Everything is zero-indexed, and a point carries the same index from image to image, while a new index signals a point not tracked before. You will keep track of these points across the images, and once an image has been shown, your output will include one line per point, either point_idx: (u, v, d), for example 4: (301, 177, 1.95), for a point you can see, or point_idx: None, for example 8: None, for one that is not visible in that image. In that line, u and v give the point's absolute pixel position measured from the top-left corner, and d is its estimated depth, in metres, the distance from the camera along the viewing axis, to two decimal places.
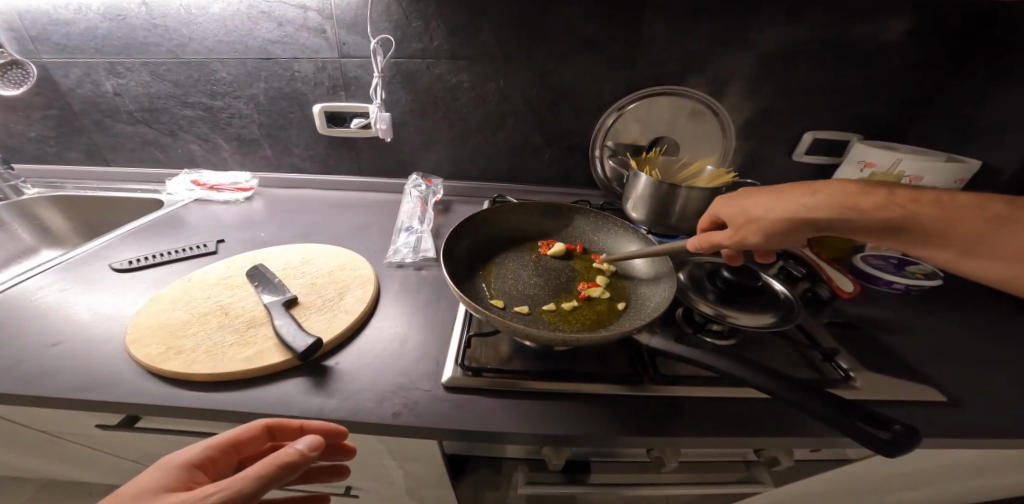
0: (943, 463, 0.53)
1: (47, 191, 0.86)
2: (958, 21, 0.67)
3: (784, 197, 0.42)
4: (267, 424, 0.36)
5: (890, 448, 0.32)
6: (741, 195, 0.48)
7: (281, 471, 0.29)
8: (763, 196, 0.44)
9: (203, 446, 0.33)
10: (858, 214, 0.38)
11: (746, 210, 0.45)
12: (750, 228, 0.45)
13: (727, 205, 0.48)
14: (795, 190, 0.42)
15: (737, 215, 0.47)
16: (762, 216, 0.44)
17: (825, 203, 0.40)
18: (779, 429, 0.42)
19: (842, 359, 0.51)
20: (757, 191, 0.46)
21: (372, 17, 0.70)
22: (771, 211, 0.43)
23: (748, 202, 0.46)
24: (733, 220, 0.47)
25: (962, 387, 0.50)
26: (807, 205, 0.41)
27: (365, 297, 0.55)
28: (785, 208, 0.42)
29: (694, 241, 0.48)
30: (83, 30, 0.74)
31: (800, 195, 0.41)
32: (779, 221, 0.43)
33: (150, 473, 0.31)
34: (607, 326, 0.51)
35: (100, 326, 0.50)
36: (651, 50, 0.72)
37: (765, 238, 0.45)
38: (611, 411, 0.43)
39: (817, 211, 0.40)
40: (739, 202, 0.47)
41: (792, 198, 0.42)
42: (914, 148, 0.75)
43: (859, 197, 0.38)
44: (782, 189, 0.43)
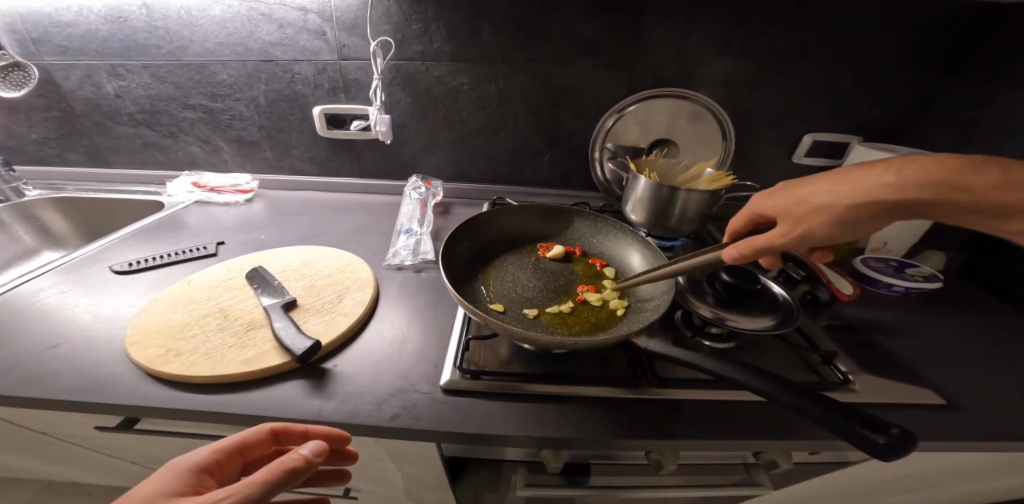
0: (944, 466, 0.52)
1: (49, 192, 0.87)
2: (959, 21, 0.67)
3: (860, 178, 0.36)
4: (273, 428, 0.35)
5: (887, 451, 0.32)
6: (790, 186, 0.42)
7: (287, 475, 0.30)
8: (825, 181, 0.38)
9: (210, 449, 0.34)
10: (966, 193, 0.33)
11: (805, 199, 0.39)
12: (812, 220, 0.39)
13: (775, 198, 0.42)
14: (869, 169, 0.36)
15: (793, 205, 0.40)
16: (830, 202, 0.38)
17: (918, 179, 0.34)
18: (776, 433, 0.42)
19: (841, 362, 0.51)
20: (810, 178, 0.40)
21: (372, 19, 0.70)
22: (840, 197, 0.37)
23: (804, 191, 0.40)
24: (788, 213, 0.40)
25: (963, 390, 0.50)
26: (893, 185, 0.35)
27: (365, 300, 0.55)
28: (860, 191, 0.36)
29: (733, 249, 0.41)
30: (84, 32, 0.74)
31: (878, 175, 0.36)
32: (856, 206, 0.37)
33: (158, 476, 0.32)
34: (606, 329, 0.50)
35: (99, 328, 0.50)
36: (651, 51, 0.72)
37: (831, 229, 0.39)
38: (608, 414, 0.43)
39: (906, 192, 0.34)
40: (793, 190, 0.41)
41: (869, 178, 0.36)
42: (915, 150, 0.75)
43: (966, 169, 0.33)
44: (849, 170, 0.38)
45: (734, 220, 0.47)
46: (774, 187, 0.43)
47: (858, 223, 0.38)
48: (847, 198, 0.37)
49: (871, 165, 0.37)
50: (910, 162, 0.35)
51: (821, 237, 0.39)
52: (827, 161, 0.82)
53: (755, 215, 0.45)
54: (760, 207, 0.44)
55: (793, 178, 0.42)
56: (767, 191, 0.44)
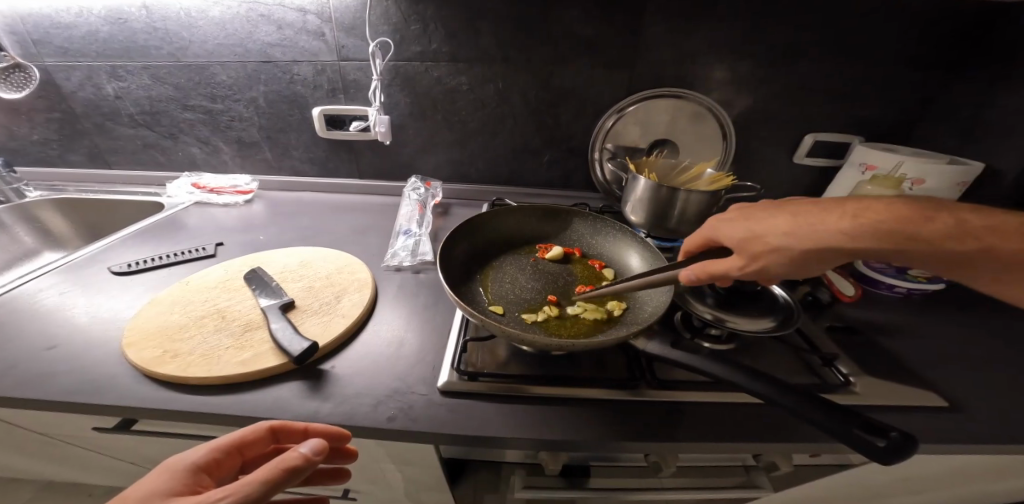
0: (946, 469, 0.52)
1: (50, 194, 0.87)
2: (961, 21, 0.67)
3: (818, 221, 0.38)
4: (272, 426, 0.35)
5: (886, 455, 0.31)
6: (746, 216, 0.42)
7: (286, 475, 0.30)
8: (783, 221, 0.39)
9: (208, 448, 0.34)
10: (912, 243, 0.35)
11: (762, 236, 0.40)
12: (770, 255, 0.40)
13: (732, 227, 0.43)
14: (827, 213, 0.38)
15: (753, 240, 0.41)
16: (786, 242, 0.39)
17: (870, 228, 0.36)
18: (776, 436, 0.42)
19: (843, 364, 0.51)
20: (766, 212, 0.41)
21: (371, 20, 0.70)
22: (797, 239, 0.38)
23: (762, 226, 0.40)
24: (745, 246, 0.41)
25: (965, 392, 0.49)
26: (849, 232, 0.36)
27: (362, 301, 0.55)
28: (816, 234, 0.37)
29: (688, 271, 0.42)
30: (85, 34, 0.75)
31: (835, 220, 0.37)
32: (812, 248, 0.38)
33: (155, 476, 0.32)
34: (604, 331, 0.50)
35: (97, 329, 0.50)
36: (651, 51, 0.72)
37: (784, 267, 0.40)
38: (606, 416, 0.43)
39: (859, 240, 0.36)
40: (751, 225, 0.41)
41: (826, 222, 0.37)
42: (917, 150, 0.74)
43: (912, 219, 0.35)
44: (808, 211, 0.39)
45: (688, 240, 0.48)
46: (729, 216, 0.44)
47: (811, 261, 0.39)
48: (802, 240, 0.38)
49: (823, 207, 0.38)
50: (862, 210, 0.37)
51: (775, 271, 0.41)
52: (828, 162, 0.81)
53: (709, 238, 0.46)
54: (715, 234, 0.45)
55: (749, 211, 0.43)
56: (722, 218, 0.45)
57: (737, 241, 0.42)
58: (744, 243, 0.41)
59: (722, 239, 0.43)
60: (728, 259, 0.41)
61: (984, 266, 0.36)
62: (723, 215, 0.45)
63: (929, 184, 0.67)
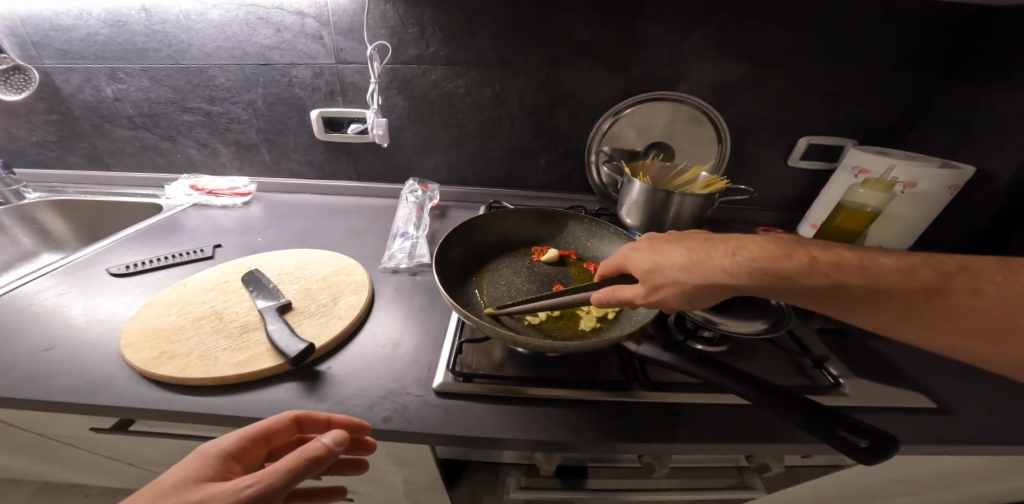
0: (936, 469, 0.53)
1: (49, 195, 0.87)
2: (951, 26, 0.68)
3: (713, 256, 0.38)
4: (297, 415, 0.36)
5: (868, 455, 0.32)
6: (653, 247, 0.43)
7: (312, 463, 0.30)
8: (679, 255, 0.40)
9: (236, 436, 0.34)
10: (817, 284, 0.35)
11: (659, 269, 0.41)
12: (669, 289, 0.40)
13: (640, 258, 0.43)
14: (718, 249, 0.38)
15: (651, 272, 0.41)
16: (684, 277, 0.39)
17: (752, 265, 0.36)
18: (767, 437, 0.42)
19: (833, 366, 0.51)
20: (671, 245, 0.42)
21: (369, 23, 0.70)
22: (691, 275, 0.39)
23: (663, 259, 0.41)
24: (645, 278, 0.41)
25: (954, 393, 0.50)
26: (738, 270, 0.37)
27: (359, 303, 0.55)
28: (710, 269, 0.38)
29: (600, 294, 0.42)
30: (84, 36, 0.75)
31: (722, 258, 0.38)
32: (710, 283, 0.38)
33: (187, 461, 0.32)
34: (597, 334, 0.51)
35: (95, 330, 0.50)
36: (646, 55, 0.73)
37: (681, 304, 0.40)
38: (599, 417, 0.43)
39: (749, 277, 0.36)
40: (651, 257, 0.42)
41: (714, 258, 0.38)
42: (908, 153, 0.75)
43: (811, 261, 0.35)
44: (703, 245, 0.40)
45: (603, 266, 0.48)
46: (639, 245, 0.44)
47: (710, 296, 0.39)
48: (698, 275, 0.38)
49: (721, 243, 0.39)
50: (751, 248, 0.37)
51: (672, 305, 0.41)
52: (821, 165, 0.82)
53: (620, 265, 0.46)
54: (625, 262, 0.45)
55: (656, 241, 0.44)
56: (634, 245, 0.45)
57: (642, 274, 0.42)
58: (646, 276, 0.41)
59: (631, 268, 0.44)
60: (637, 287, 0.42)
61: (895, 313, 0.34)
62: (650, 238, 0.45)
63: (922, 186, 0.68)
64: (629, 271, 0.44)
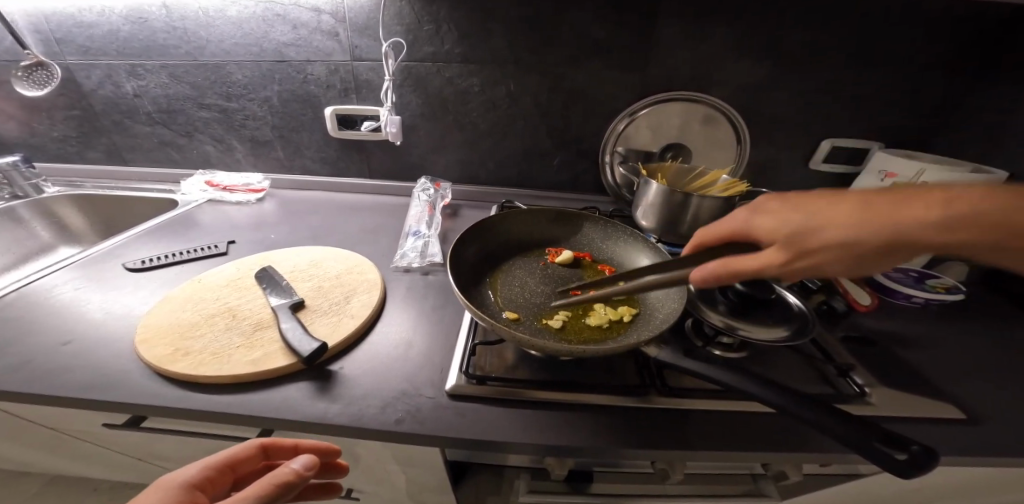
0: (964, 482, 0.51)
1: (68, 189, 0.89)
2: (985, 26, 0.65)
3: (822, 221, 0.35)
4: (262, 443, 0.38)
5: (907, 469, 0.31)
6: (797, 207, 0.37)
7: (280, 490, 0.30)
8: (827, 210, 0.35)
9: (200, 466, 0.34)
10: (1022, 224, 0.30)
11: (798, 235, 0.35)
12: (827, 251, 0.35)
13: (776, 221, 0.37)
14: (908, 203, 0.33)
15: (788, 233, 0.36)
16: (860, 234, 0.33)
17: (975, 214, 0.31)
18: (790, 447, 0.41)
19: (858, 374, 0.49)
20: (817, 202, 0.36)
21: (385, 20, 0.70)
22: (913, 231, 0.32)
23: (811, 219, 0.35)
24: (791, 239, 0.36)
25: (984, 404, 0.48)
26: (939, 222, 0.31)
27: (371, 302, 0.55)
28: (905, 229, 0.32)
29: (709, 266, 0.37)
30: (106, 33, 0.76)
31: (918, 210, 0.32)
32: (895, 238, 0.33)
33: (146, 494, 0.31)
34: (615, 338, 0.49)
35: (112, 325, 0.51)
36: (664, 54, 0.71)
37: (864, 268, 0.35)
38: (614, 422, 0.42)
39: (958, 229, 0.31)
40: (785, 221, 0.37)
41: (881, 211, 0.33)
42: (942, 157, 0.72)
43: (1012, 199, 0.31)
44: (891, 200, 0.34)
45: (709, 232, 0.43)
46: (767, 206, 0.39)
47: (895, 253, 0.34)
48: (881, 232, 0.33)
49: (811, 211, 0.35)
50: (950, 195, 0.32)
51: (870, 254, 0.34)
52: (847, 168, 0.80)
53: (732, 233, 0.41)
54: (747, 225, 0.40)
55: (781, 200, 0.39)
56: (758, 207, 0.40)
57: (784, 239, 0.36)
58: (789, 238, 0.36)
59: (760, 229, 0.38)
60: (770, 253, 0.36)
61: None
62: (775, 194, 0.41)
63: None
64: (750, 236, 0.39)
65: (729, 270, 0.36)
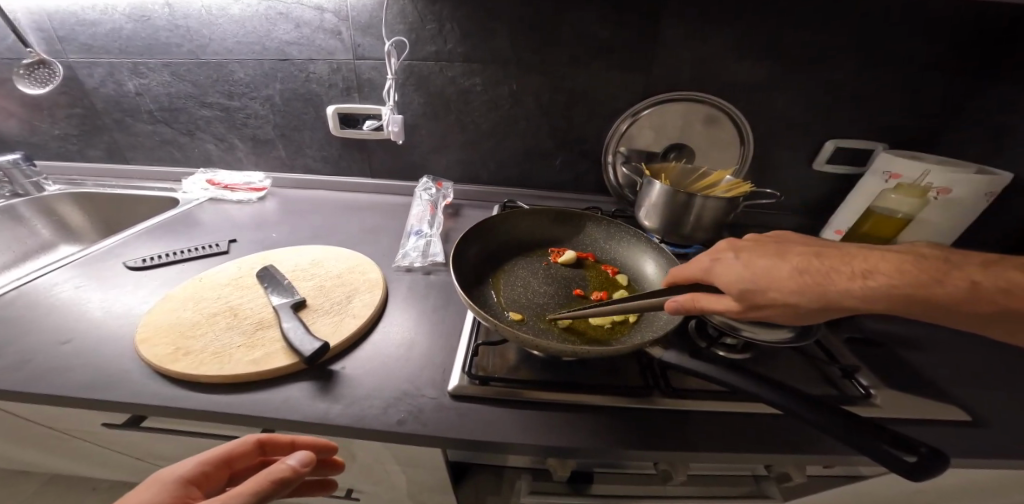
0: (968, 485, 0.50)
1: (69, 187, 0.89)
2: (991, 27, 0.64)
3: (771, 280, 0.36)
4: (259, 439, 0.36)
5: (916, 472, 0.30)
6: (747, 262, 0.38)
7: (276, 486, 0.30)
8: (773, 269, 0.37)
9: (197, 461, 0.34)
10: (926, 304, 0.34)
11: (749, 291, 0.37)
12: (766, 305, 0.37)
13: (730, 272, 0.39)
14: (840, 270, 0.35)
15: (741, 289, 0.37)
16: (801, 297, 0.36)
17: (896, 288, 0.34)
18: (795, 449, 0.40)
19: (862, 376, 0.49)
20: (766, 259, 0.38)
21: (387, 19, 0.70)
22: (843, 298, 0.35)
23: (760, 277, 0.37)
24: (743, 294, 0.38)
25: (989, 407, 0.47)
26: (864, 294, 0.34)
27: (373, 302, 0.54)
28: (833, 297, 0.35)
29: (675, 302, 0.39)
30: (108, 31, 0.76)
31: (846, 279, 0.35)
32: (830, 303, 0.35)
33: (142, 488, 0.31)
34: (618, 339, 0.49)
35: (113, 324, 0.50)
36: (668, 54, 0.71)
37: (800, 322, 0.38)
38: (617, 423, 0.42)
39: (876, 301, 0.34)
40: (737, 275, 0.38)
41: (819, 278, 0.35)
42: (943, 157, 0.72)
43: (924, 282, 0.34)
44: (825, 267, 0.36)
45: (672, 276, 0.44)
46: (724, 256, 0.40)
47: (822, 314, 0.37)
48: (816, 297, 0.35)
49: (761, 269, 0.37)
50: (875, 270, 0.35)
51: (803, 312, 0.36)
52: (849, 169, 0.79)
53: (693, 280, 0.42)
54: (702, 273, 0.41)
55: (733, 252, 0.40)
56: (716, 255, 0.41)
57: (735, 291, 0.38)
58: (742, 293, 0.37)
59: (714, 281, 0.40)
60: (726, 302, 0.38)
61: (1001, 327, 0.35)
62: (731, 242, 0.43)
63: (957, 193, 0.65)
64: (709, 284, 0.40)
65: (696, 304, 0.38)
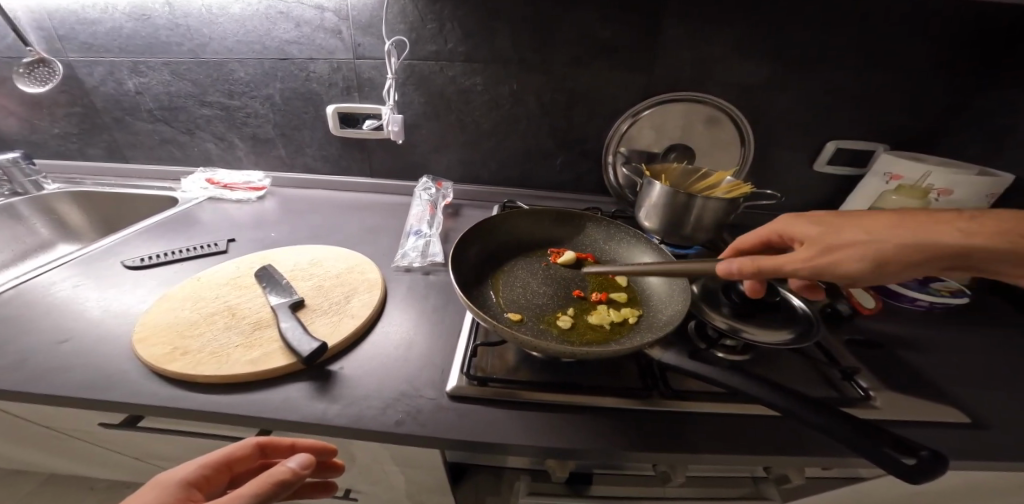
0: (968, 487, 0.50)
1: (69, 186, 0.89)
2: (994, 27, 0.64)
3: (859, 225, 0.39)
4: (259, 442, 0.37)
5: (915, 474, 0.30)
6: (831, 217, 0.42)
7: (277, 488, 0.30)
8: (863, 218, 0.40)
9: (198, 464, 0.34)
10: (1021, 245, 0.36)
11: (839, 235, 0.40)
12: (853, 247, 0.39)
13: (814, 223, 0.42)
14: (928, 218, 0.38)
15: (829, 234, 0.40)
16: (893, 238, 0.38)
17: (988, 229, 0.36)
18: (793, 450, 0.40)
19: (862, 378, 0.49)
20: (842, 217, 0.41)
21: (388, 18, 0.70)
22: (934, 238, 0.37)
23: (852, 222, 0.40)
24: (829, 240, 0.40)
25: (989, 408, 0.47)
26: (941, 234, 0.38)
27: (372, 301, 0.54)
28: (918, 240, 0.37)
29: (728, 263, 0.41)
30: (109, 30, 0.76)
31: (935, 223, 0.38)
32: (925, 243, 0.37)
33: (143, 492, 0.31)
34: (618, 340, 0.49)
35: (110, 323, 0.50)
36: (669, 54, 0.71)
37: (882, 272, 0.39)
38: (615, 424, 0.41)
39: (952, 242, 0.38)
40: (826, 223, 0.41)
41: (911, 222, 0.38)
42: (942, 158, 0.72)
43: (1020, 226, 0.36)
44: (913, 216, 0.39)
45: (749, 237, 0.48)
46: (796, 221, 0.44)
47: (914, 259, 0.38)
48: (910, 237, 0.38)
49: (851, 218, 0.40)
50: (966, 217, 0.38)
51: (893, 256, 0.38)
52: (849, 170, 0.79)
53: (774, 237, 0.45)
54: (786, 231, 0.45)
55: (816, 213, 0.44)
56: (796, 217, 0.45)
57: (816, 240, 0.40)
58: (825, 238, 0.40)
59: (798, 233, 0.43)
60: (802, 252, 0.40)
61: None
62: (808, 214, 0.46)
63: (956, 194, 0.65)
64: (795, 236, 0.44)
65: (756, 266, 0.39)
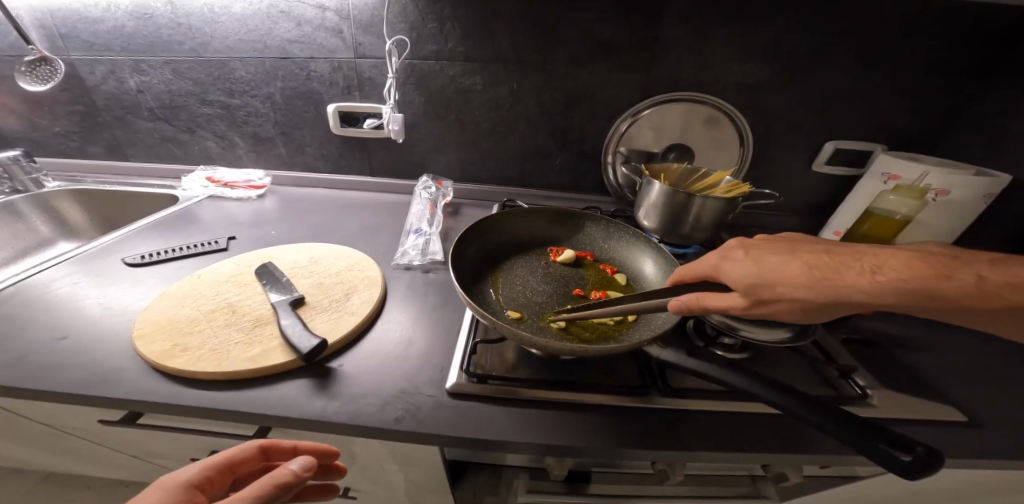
0: (963, 486, 0.50)
1: (69, 184, 0.89)
2: (991, 29, 0.64)
3: (785, 276, 0.36)
4: (262, 443, 0.37)
5: (910, 469, 0.30)
6: (758, 258, 0.38)
7: (279, 491, 0.30)
8: (790, 265, 0.36)
9: (199, 466, 0.33)
10: (933, 299, 0.34)
11: (763, 287, 0.37)
12: (782, 302, 0.37)
13: (742, 269, 0.38)
14: (852, 265, 0.35)
15: (755, 285, 0.37)
16: (811, 294, 0.36)
17: (901, 284, 0.34)
18: (790, 447, 0.40)
19: (859, 376, 0.49)
20: (776, 255, 0.38)
21: (389, 18, 0.70)
22: (856, 293, 0.34)
23: (778, 272, 0.36)
24: (755, 291, 0.37)
25: (984, 407, 0.47)
26: (873, 289, 0.34)
27: (372, 299, 0.55)
28: (839, 294, 0.35)
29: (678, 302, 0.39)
30: (111, 28, 0.76)
31: (859, 274, 0.35)
32: (845, 299, 0.35)
33: (147, 495, 0.31)
34: (617, 338, 0.49)
35: (110, 320, 0.50)
36: (668, 55, 0.71)
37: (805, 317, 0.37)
38: (614, 423, 0.42)
39: (885, 296, 0.34)
40: (753, 270, 0.37)
41: (831, 275, 0.35)
42: (937, 158, 0.73)
43: (931, 275, 0.34)
44: (837, 263, 0.36)
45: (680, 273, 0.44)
46: (734, 253, 0.40)
47: (832, 310, 0.36)
48: (826, 294, 0.35)
49: (777, 265, 0.37)
50: (884, 265, 0.35)
51: (808, 309, 0.37)
52: (847, 170, 0.79)
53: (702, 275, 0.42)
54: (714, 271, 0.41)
55: (747, 246, 0.40)
56: (727, 252, 0.41)
57: (742, 286, 0.38)
58: (749, 289, 0.37)
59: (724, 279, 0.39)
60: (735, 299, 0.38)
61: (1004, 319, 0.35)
62: (741, 239, 0.42)
63: (955, 195, 0.65)
64: (722, 280, 0.40)
65: (701, 304, 0.38)
